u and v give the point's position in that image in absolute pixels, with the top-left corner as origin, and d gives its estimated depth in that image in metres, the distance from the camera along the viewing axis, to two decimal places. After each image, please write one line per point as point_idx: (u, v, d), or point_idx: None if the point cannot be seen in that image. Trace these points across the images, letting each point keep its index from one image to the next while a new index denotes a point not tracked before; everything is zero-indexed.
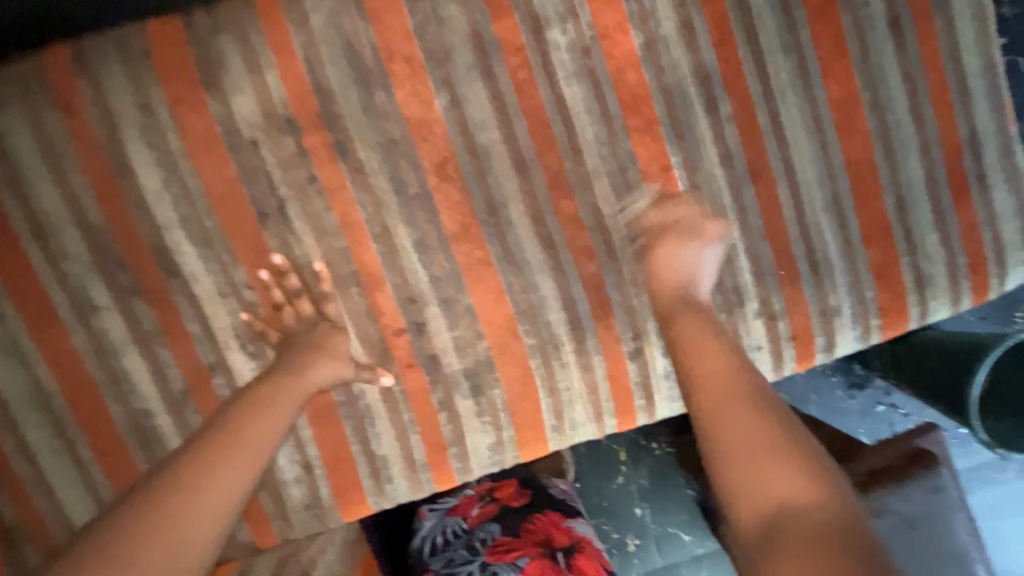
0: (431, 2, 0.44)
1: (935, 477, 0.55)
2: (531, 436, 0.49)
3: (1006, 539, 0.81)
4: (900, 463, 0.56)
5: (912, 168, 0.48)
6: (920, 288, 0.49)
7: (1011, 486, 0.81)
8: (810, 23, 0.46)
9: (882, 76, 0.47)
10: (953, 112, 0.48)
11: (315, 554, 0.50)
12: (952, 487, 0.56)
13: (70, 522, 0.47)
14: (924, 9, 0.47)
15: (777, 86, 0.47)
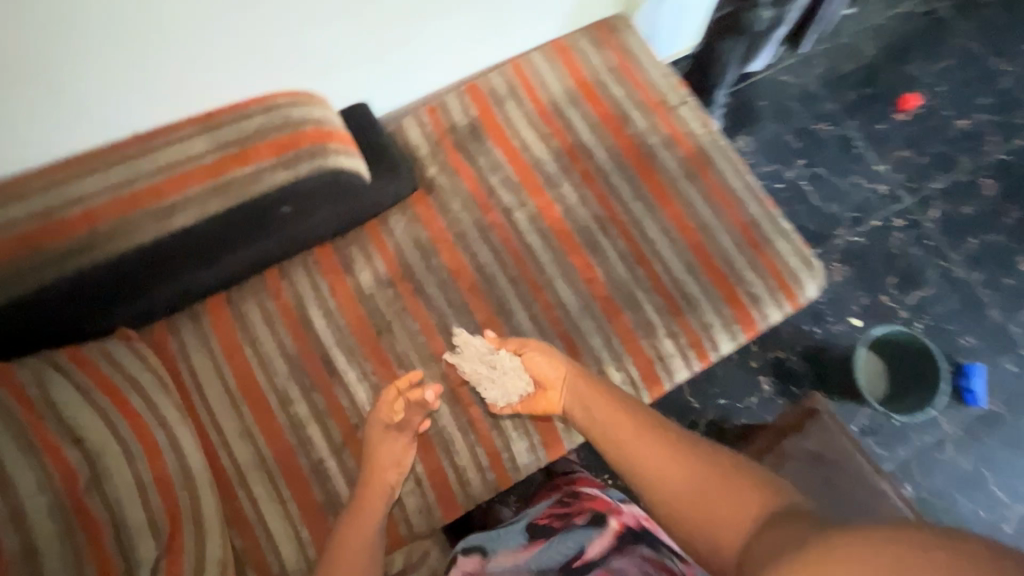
0: (453, 211, 0.88)
1: (819, 421, 0.84)
2: (552, 437, 0.80)
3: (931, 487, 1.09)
4: (798, 420, 0.85)
5: (724, 239, 0.87)
6: (756, 303, 0.85)
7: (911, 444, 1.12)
8: (645, 183, 0.90)
9: (690, 199, 0.89)
10: (735, 208, 0.89)
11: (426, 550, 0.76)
12: (835, 427, 0.84)
13: (277, 541, 0.74)
14: (701, 166, 0.91)
15: (637, 214, 0.88)
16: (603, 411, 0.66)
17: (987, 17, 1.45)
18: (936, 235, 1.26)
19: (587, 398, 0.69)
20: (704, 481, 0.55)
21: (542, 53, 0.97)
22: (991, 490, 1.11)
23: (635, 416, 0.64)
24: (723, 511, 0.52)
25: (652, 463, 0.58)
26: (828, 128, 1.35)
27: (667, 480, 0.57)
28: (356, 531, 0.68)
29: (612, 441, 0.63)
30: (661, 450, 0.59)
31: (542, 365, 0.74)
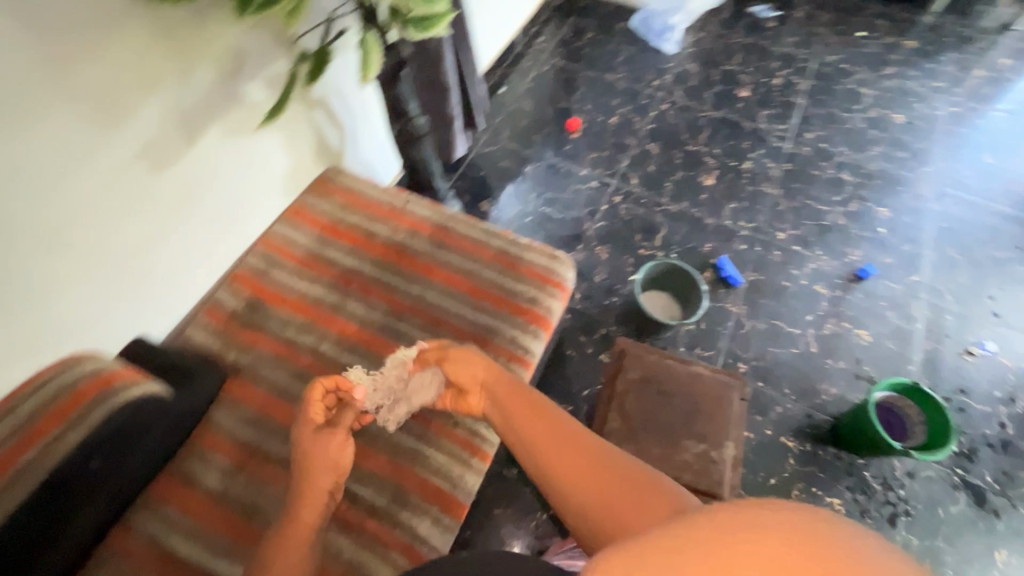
0: (268, 377, 0.96)
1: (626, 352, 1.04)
2: (448, 501, 0.87)
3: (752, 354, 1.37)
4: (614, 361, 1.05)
5: (489, 274, 1.08)
6: (537, 304, 1.06)
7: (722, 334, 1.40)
8: (410, 269, 1.09)
9: (449, 262, 1.10)
10: (484, 250, 1.12)
11: None
12: (639, 349, 1.04)
13: None
14: (444, 236, 1.13)
15: (417, 293, 1.06)
16: (527, 416, 0.77)
17: (586, 54, 2.03)
18: (644, 194, 1.66)
19: (515, 405, 0.79)
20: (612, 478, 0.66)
21: (282, 223, 1.15)
22: (789, 331, 1.41)
23: (557, 427, 0.74)
24: (627, 502, 0.63)
25: (567, 464, 0.69)
26: (536, 167, 1.73)
27: (577, 479, 0.67)
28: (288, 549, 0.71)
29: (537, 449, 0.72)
30: (581, 453, 0.70)
31: (464, 366, 0.86)
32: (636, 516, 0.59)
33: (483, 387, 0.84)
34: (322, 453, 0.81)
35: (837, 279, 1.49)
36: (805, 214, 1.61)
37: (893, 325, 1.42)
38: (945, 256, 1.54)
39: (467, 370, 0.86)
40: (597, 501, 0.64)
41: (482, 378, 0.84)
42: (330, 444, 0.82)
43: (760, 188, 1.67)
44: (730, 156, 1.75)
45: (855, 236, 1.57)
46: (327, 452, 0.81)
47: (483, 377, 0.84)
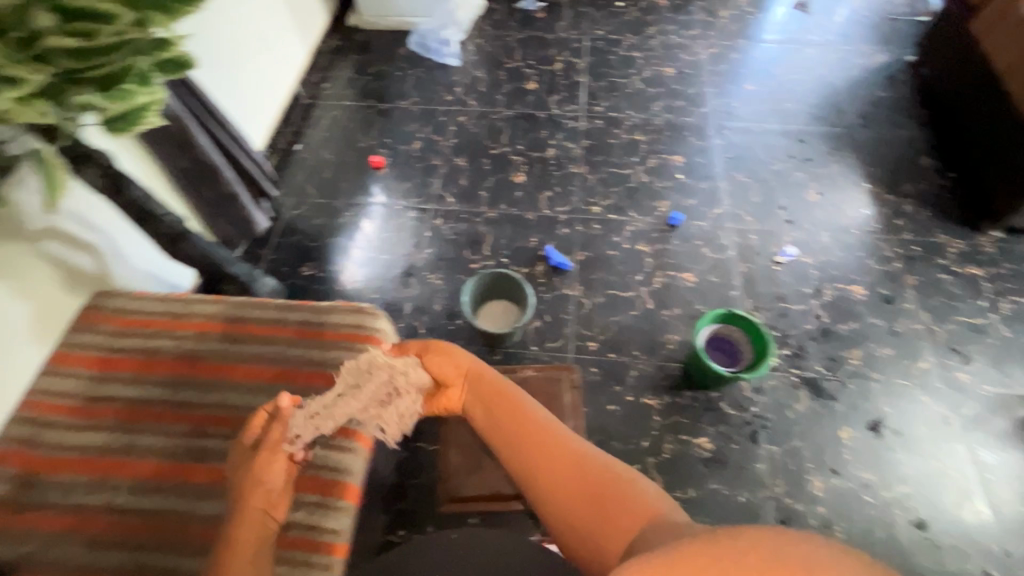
0: (60, 559, 0.84)
1: None
2: None
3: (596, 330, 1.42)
4: None
5: (294, 353, 1.02)
6: (350, 366, 1.01)
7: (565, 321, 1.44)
8: (206, 377, 1.00)
9: (248, 355, 1.02)
10: (283, 330, 1.05)
11: None
12: None
13: None
14: (236, 329, 1.05)
15: (219, 401, 0.98)
16: (507, 417, 0.76)
17: (374, 87, 2.00)
18: (463, 209, 1.67)
19: (497, 407, 0.78)
20: (593, 481, 0.66)
21: (44, 375, 1.01)
22: (624, 297, 1.47)
23: (541, 434, 0.72)
24: (607, 511, 0.63)
25: (553, 471, 0.69)
26: (351, 214, 1.68)
27: (557, 486, 0.67)
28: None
29: (518, 452, 0.72)
30: (564, 457, 0.69)
31: (444, 363, 0.84)
32: (612, 536, 0.61)
33: (466, 378, 0.83)
34: (265, 471, 0.77)
35: (653, 234, 1.58)
36: (612, 183, 1.70)
37: (711, 259, 1.53)
38: (737, 182, 1.69)
39: (449, 367, 0.84)
40: (573, 508, 0.65)
41: (465, 375, 0.83)
42: (269, 460, 0.78)
43: (567, 171, 1.74)
44: (533, 148, 1.80)
45: (659, 189, 1.68)
46: (261, 471, 0.77)
47: (459, 363, 0.84)
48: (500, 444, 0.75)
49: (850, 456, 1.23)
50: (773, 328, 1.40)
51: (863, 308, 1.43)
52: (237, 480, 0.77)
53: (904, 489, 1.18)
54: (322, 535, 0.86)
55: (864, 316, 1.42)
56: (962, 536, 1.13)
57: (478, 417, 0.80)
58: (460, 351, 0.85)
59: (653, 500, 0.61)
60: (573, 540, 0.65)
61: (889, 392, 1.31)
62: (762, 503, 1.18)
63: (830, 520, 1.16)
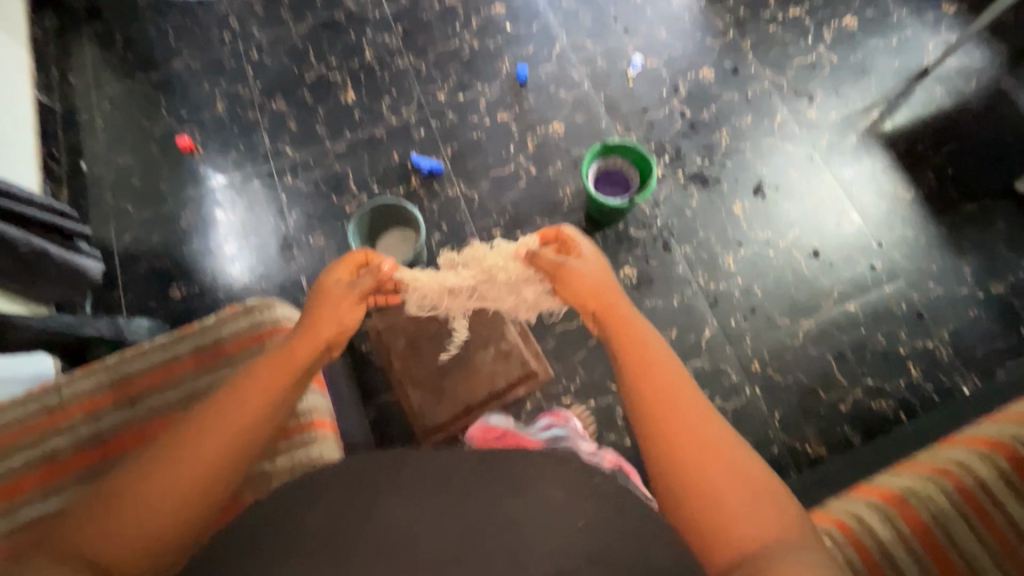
0: None
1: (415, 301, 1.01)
2: None
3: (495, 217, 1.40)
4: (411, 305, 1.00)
5: (206, 383, 0.94)
6: None
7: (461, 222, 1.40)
8: (126, 449, 0.90)
9: (156, 407, 0.92)
10: (181, 365, 0.95)
11: None
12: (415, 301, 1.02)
13: None
14: (129, 388, 0.94)
15: (152, 465, 0.89)
16: (636, 346, 0.69)
17: (130, 56, 1.61)
18: (308, 156, 1.49)
19: (626, 334, 0.71)
20: (735, 470, 0.57)
21: None
22: (506, 173, 1.43)
23: (669, 372, 0.65)
24: (738, 506, 0.55)
25: (679, 430, 0.60)
26: (190, 213, 1.46)
27: (682, 446, 0.59)
28: (227, 423, 0.63)
29: (633, 372, 0.66)
30: (702, 425, 0.60)
31: (582, 276, 0.81)
32: (724, 544, 0.54)
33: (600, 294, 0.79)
34: (334, 299, 0.80)
35: (507, 98, 1.51)
36: (446, 61, 1.56)
37: (570, 100, 1.49)
38: (565, 8, 1.59)
39: (580, 278, 0.81)
40: (688, 488, 0.57)
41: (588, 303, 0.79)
42: (342, 304, 0.80)
43: (395, 67, 1.56)
44: (347, 55, 1.58)
45: (494, 48, 1.56)
46: (332, 308, 0.78)
47: (598, 275, 0.80)
48: (615, 354, 0.70)
49: (747, 224, 1.35)
50: (648, 142, 1.44)
51: (717, 87, 1.48)
52: (320, 288, 0.81)
53: (795, 231, 1.33)
54: None
55: (720, 95, 1.47)
56: (848, 246, 1.32)
57: (610, 326, 0.74)
58: (602, 262, 0.82)
59: (795, 520, 0.56)
60: (667, 494, 0.59)
61: (760, 155, 1.41)
62: (693, 298, 1.29)
63: (748, 284, 1.30)
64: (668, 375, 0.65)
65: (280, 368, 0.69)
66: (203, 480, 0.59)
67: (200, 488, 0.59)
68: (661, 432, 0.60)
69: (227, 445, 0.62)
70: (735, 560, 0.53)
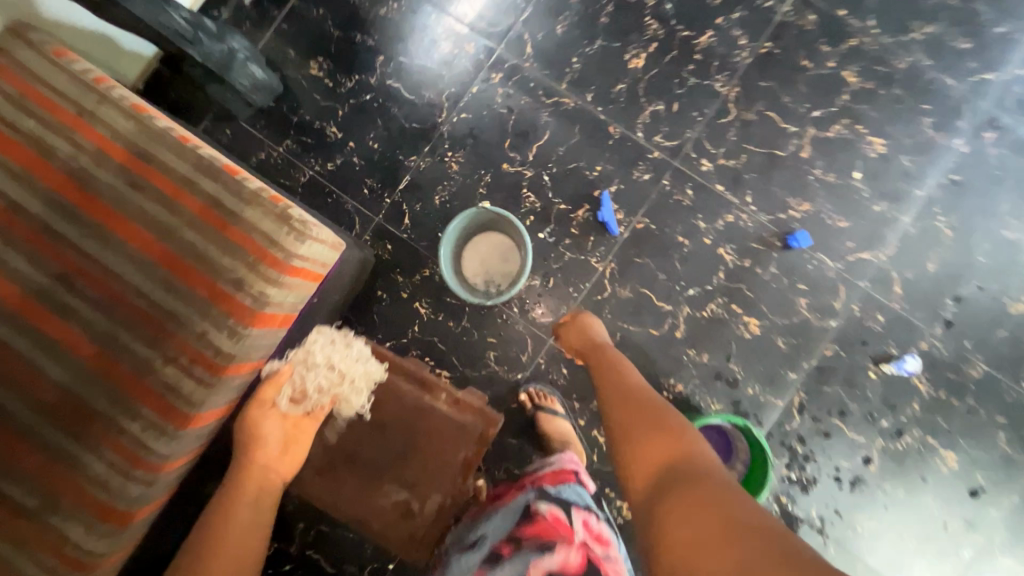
0: None
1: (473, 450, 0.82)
2: (107, 511, 0.80)
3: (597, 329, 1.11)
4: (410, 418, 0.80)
5: (190, 237, 0.81)
6: (245, 288, 0.80)
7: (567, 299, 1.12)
8: (89, 215, 0.81)
9: (142, 210, 0.81)
10: (191, 197, 0.81)
11: None
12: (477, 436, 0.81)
13: None
14: (141, 168, 0.82)
15: (92, 253, 0.81)
16: (623, 383, 0.86)
17: None
18: (536, 73, 1.16)
19: (625, 383, 0.86)
20: (678, 475, 0.63)
21: None
22: (656, 305, 1.10)
23: (645, 402, 0.80)
24: (678, 505, 0.58)
25: (641, 447, 0.72)
26: (396, 6, 1.19)
27: (641, 461, 0.70)
28: (232, 534, 0.63)
29: (623, 413, 0.79)
30: (664, 444, 0.69)
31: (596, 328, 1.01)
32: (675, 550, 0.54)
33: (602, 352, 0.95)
34: (260, 423, 0.74)
35: (754, 243, 1.10)
36: (755, 135, 1.12)
37: (798, 318, 1.09)
38: (930, 227, 1.08)
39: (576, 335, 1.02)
40: (651, 484, 0.65)
41: (598, 354, 0.95)
42: (264, 414, 0.75)
43: (707, 84, 1.13)
44: (687, 17, 1.14)
45: (811, 179, 1.10)
46: (256, 426, 0.74)
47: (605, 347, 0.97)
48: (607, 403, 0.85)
49: None
50: (800, 441, 1.07)
51: (932, 478, 1.06)
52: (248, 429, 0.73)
53: None
54: (149, 454, 0.80)
55: (923, 488, 1.06)
56: None
57: (596, 363, 0.94)
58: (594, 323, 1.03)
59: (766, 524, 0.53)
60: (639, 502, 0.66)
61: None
62: None
63: None
64: (669, 415, 0.76)
65: (247, 485, 0.69)
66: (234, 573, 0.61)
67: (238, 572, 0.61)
68: (628, 453, 0.72)
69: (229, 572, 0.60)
70: (677, 551, 0.54)
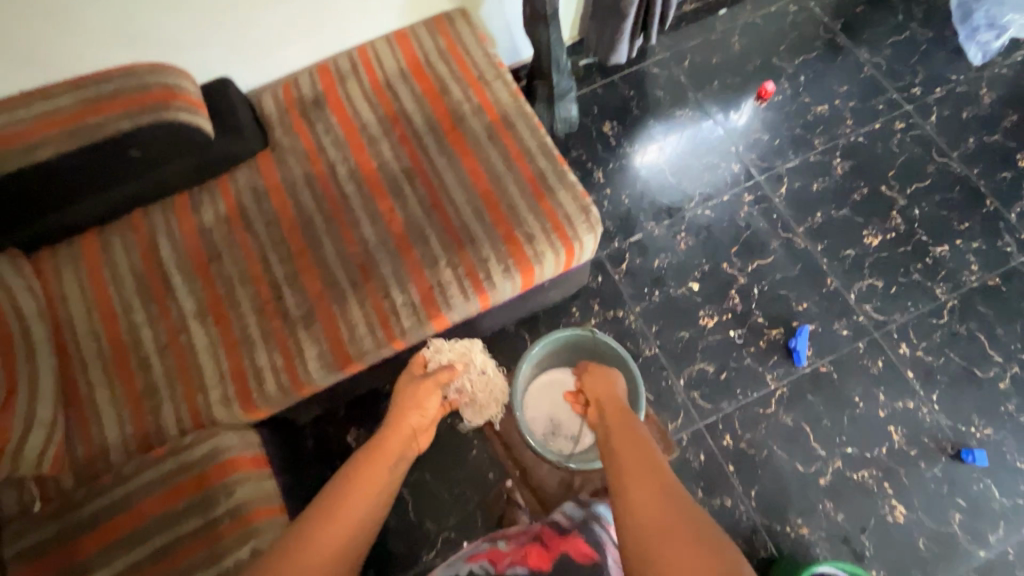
0: (287, 166, 1.06)
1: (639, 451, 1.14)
2: (340, 351, 0.94)
3: (747, 436, 1.17)
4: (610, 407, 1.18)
5: (512, 190, 1.02)
6: (530, 242, 0.98)
7: (731, 395, 1.20)
8: (452, 144, 1.06)
9: (488, 157, 1.05)
10: (526, 164, 1.04)
11: (220, 440, 0.89)
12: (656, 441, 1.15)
13: (103, 430, 0.91)
14: (502, 131, 1.07)
15: (440, 168, 1.04)
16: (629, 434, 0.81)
17: (854, 13, 1.53)
18: (782, 210, 1.34)
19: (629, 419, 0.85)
20: (660, 522, 0.62)
21: (384, 39, 1.17)
22: (811, 444, 1.15)
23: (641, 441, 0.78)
24: (673, 545, 0.58)
25: (642, 485, 0.68)
26: (688, 115, 1.47)
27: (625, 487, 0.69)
28: (366, 478, 0.73)
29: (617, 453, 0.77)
30: (666, 491, 0.66)
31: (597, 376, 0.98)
32: None
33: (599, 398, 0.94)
34: (426, 397, 0.92)
35: (926, 439, 1.14)
36: (961, 346, 1.19)
37: (948, 529, 1.08)
38: None
39: (603, 391, 0.94)
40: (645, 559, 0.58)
41: (602, 399, 0.92)
42: (427, 393, 0.92)
43: (928, 285, 1.25)
44: (930, 227, 1.30)
45: (1002, 409, 1.14)
46: (416, 397, 0.91)
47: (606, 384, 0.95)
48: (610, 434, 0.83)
49: None
50: None
51: None
52: (398, 404, 0.89)
53: None
54: (394, 325, 0.95)
55: None
56: None
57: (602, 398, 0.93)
58: (615, 381, 0.96)
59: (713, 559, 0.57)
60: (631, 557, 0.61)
61: None
62: None
63: None
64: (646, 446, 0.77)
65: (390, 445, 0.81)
66: (362, 509, 0.68)
67: (361, 514, 0.68)
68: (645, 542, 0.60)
69: (370, 483, 0.73)
70: None
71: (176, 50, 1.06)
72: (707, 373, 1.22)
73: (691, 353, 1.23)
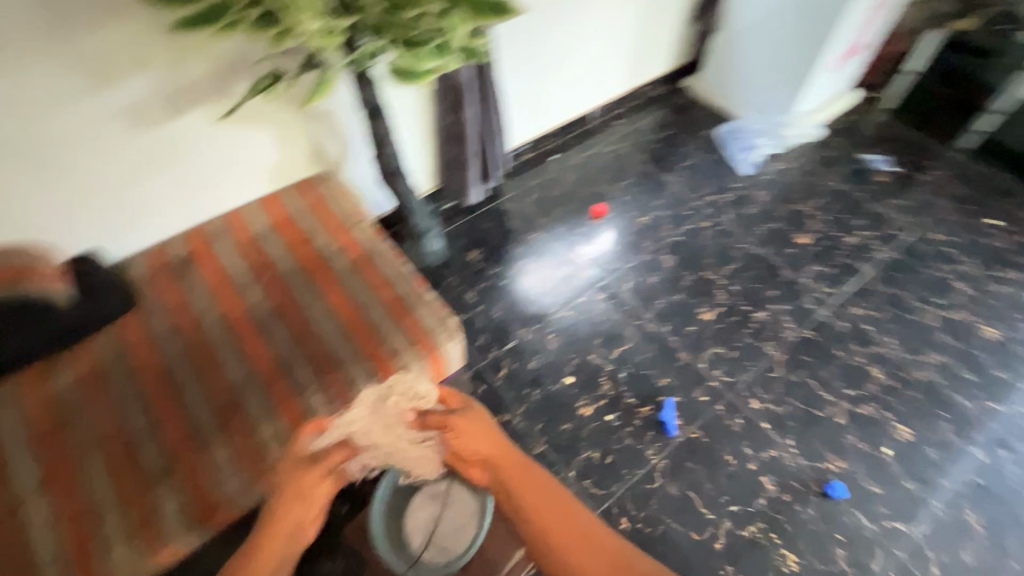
0: (152, 323, 1.09)
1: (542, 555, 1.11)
2: (201, 501, 0.90)
3: (643, 514, 1.20)
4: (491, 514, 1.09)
5: (376, 313, 1.11)
6: (398, 359, 1.05)
7: (620, 477, 1.24)
8: (318, 282, 1.16)
9: (352, 288, 1.15)
10: (387, 290, 1.15)
11: None
12: None
13: None
14: (363, 266, 1.19)
15: (306, 304, 1.13)
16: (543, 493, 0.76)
17: (654, 149, 1.96)
18: (630, 302, 1.55)
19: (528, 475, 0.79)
20: None
21: (253, 204, 1.31)
22: (700, 511, 1.20)
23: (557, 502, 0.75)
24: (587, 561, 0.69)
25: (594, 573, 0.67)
26: (540, 236, 1.71)
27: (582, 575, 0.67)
28: None
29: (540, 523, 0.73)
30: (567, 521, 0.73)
31: (473, 430, 0.86)
32: None
33: (485, 459, 0.84)
34: (307, 487, 0.81)
35: (794, 481, 1.23)
36: (798, 392, 1.37)
37: (835, 568, 1.13)
38: (960, 517, 1.19)
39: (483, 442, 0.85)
40: None
41: (485, 455, 0.84)
42: (315, 481, 0.82)
43: (760, 345, 1.45)
44: (748, 298, 1.55)
45: (847, 441, 1.29)
46: (299, 486, 0.81)
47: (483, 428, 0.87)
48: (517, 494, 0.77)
49: None
50: None
51: None
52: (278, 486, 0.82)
53: None
54: (263, 460, 0.93)
55: None
56: None
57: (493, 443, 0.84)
58: (488, 421, 0.88)
59: None
60: None
61: None
62: None
63: None
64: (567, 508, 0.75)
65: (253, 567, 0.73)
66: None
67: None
68: None
69: None
70: None
71: (34, 231, 1.11)
72: (594, 460, 1.27)
73: (576, 444, 1.29)
